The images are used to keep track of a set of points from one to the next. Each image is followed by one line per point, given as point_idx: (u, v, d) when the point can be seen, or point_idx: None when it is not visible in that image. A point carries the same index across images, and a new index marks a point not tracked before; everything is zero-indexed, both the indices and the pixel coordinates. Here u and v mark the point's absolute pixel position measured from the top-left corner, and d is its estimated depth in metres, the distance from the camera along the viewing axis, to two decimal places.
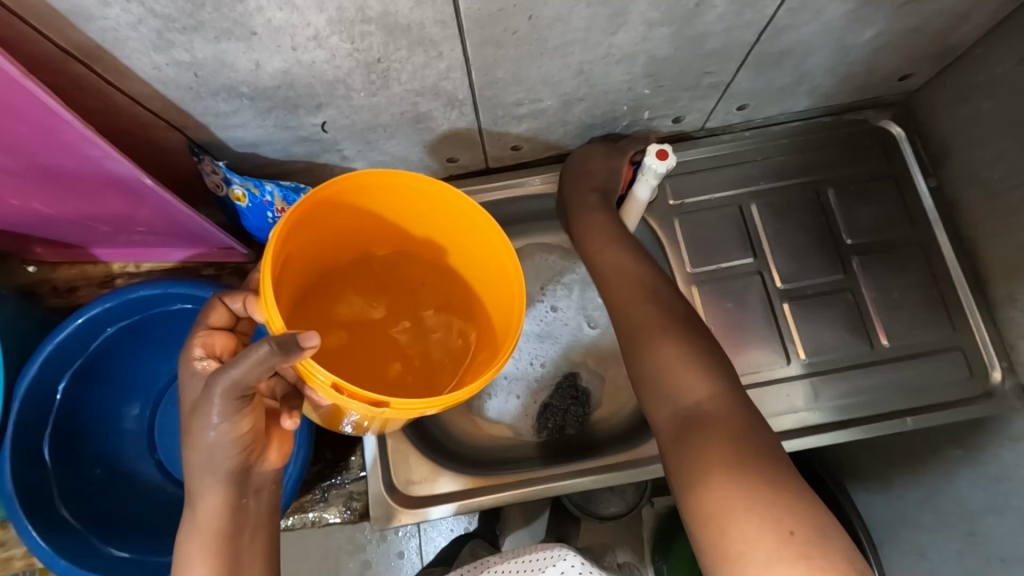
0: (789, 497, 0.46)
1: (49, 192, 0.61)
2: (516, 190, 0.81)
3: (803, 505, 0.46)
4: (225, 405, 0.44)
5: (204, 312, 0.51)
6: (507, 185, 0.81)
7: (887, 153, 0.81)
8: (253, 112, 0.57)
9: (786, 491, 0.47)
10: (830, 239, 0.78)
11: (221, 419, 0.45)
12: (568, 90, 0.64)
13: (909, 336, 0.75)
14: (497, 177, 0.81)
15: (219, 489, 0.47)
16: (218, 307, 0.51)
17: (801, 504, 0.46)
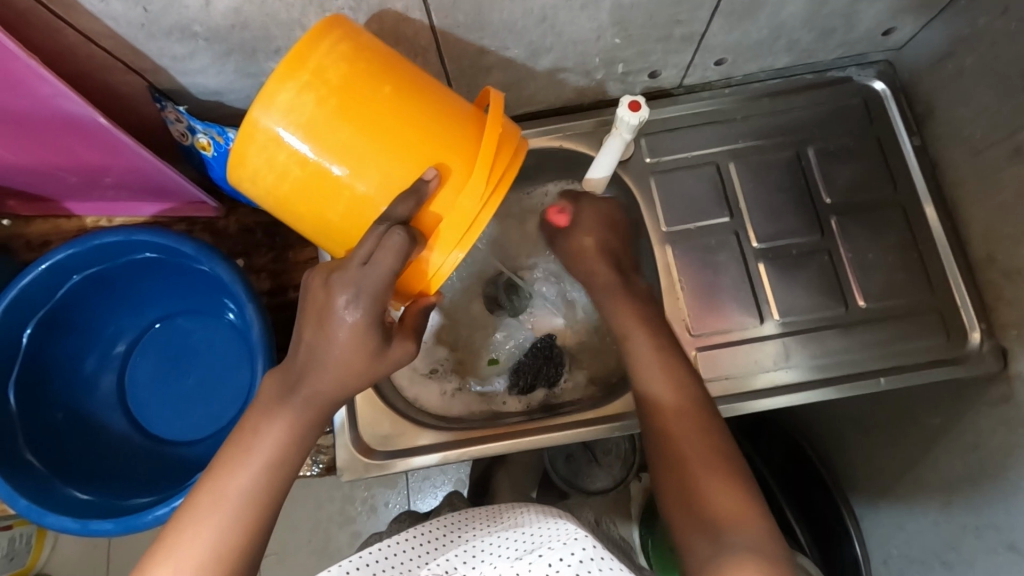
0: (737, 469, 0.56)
1: (11, 139, 0.60)
2: (532, 141, 0.80)
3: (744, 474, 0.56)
4: (400, 355, 0.52)
5: (394, 241, 0.46)
6: (521, 134, 0.80)
7: (870, 112, 0.78)
8: (210, 54, 0.57)
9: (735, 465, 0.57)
10: (808, 200, 0.76)
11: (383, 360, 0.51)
12: (534, 39, 0.63)
13: (888, 299, 0.73)
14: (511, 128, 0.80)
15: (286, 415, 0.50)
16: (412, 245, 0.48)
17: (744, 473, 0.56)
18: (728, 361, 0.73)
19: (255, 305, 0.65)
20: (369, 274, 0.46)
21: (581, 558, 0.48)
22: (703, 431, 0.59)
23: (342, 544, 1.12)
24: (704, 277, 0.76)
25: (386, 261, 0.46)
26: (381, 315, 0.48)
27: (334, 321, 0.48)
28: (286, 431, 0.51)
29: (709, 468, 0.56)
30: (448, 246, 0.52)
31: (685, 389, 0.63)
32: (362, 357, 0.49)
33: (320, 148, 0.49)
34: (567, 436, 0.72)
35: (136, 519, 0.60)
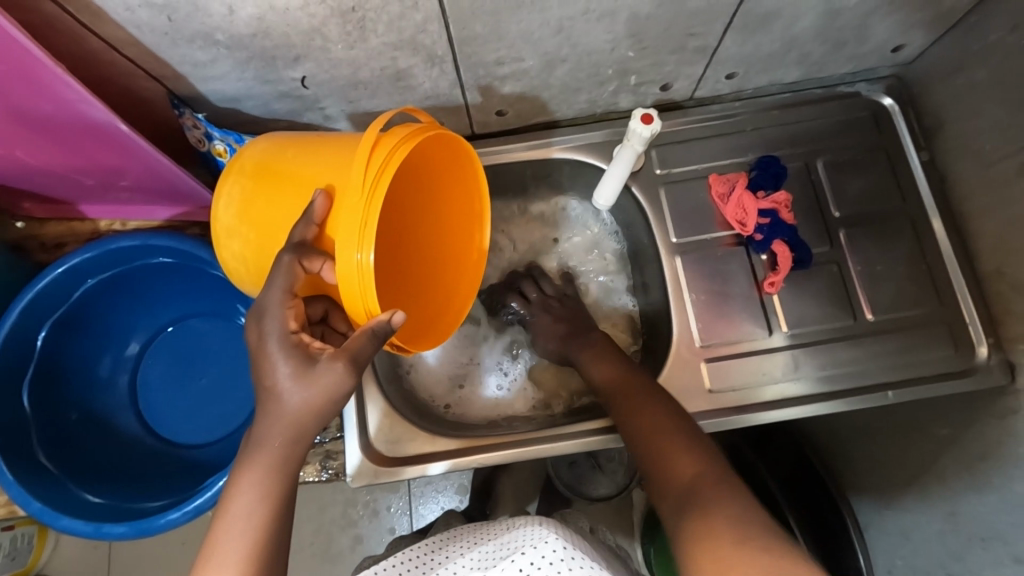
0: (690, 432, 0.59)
1: (32, 141, 0.61)
2: (531, 153, 0.81)
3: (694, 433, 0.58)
4: (327, 373, 0.49)
5: (275, 272, 0.50)
6: (518, 146, 0.80)
7: (878, 126, 0.79)
8: (230, 62, 0.57)
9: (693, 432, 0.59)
10: (818, 212, 0.77)
11: (307, 384, 0.49)
12: (550, 49, 0.63)
13: (897, 310, 0.74)
14: (515, 138, 0.81)
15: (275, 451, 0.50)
16: (295, 269, 0.50)
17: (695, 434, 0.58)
18: (736, 373, 0.73)
19: None
20: (270, 298, 0.50)
21: (552, 559, 0.48)
22: (655, 402, 0.63)
23: (344, 549, 1.11)
24: (714, 287, 0.76)
25: (278, 280, 0.50)
26: (291, 334, 0.50)
27: (265, 360, 0.50)
28: (275, 466, 0.50)
29: (675, 449, 0.57)
30: (351, 243, 0.49)
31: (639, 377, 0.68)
32: (303, 387, 0.49)
33: (251, 222, 0.56)
34: (571, 446, 0.73)
35: (150, 522, 0.61)
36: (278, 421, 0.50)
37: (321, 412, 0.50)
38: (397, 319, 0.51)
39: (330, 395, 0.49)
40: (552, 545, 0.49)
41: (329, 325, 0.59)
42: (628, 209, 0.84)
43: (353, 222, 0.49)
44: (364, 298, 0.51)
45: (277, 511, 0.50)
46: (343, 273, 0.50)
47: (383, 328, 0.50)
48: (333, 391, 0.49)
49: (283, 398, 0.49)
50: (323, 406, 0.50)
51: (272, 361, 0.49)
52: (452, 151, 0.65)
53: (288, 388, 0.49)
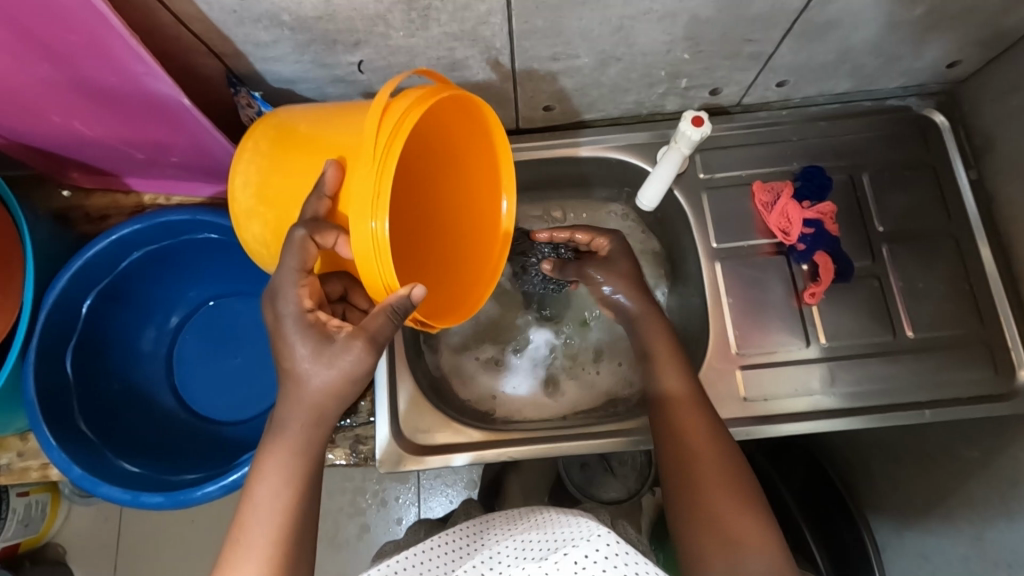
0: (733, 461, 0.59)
1: (90, 112, 0.61)
2: (554, 153, 0.81)
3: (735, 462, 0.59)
4: (342, 350, 0.50)
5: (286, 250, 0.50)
6: (542, 146, 0.81)
7: (926, 141, 0.79)
8: (291, 44, 0.58)
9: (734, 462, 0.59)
10: (861, 225, 0.76)
11: (327, 363, 0.50)
12: (605, 48, 0.63)
13: (935, 328, 0.73)
14: (542, 137, 0.81)
15: (298, 437, 0.51)
16: (307, 246, 0.50)
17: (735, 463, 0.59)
18: (772, 383, 0.73)
19: None
20: (284, 278, 0.50)
21: (606, 554, 0.48)
22: (704, 416, 0.62)
23: (350, 536, 1.12)
24: (750, 295, 0.76)
25: (290, 259, 0.49)
26: (307, 314, 0.50)
27: (283, 340, 0.50)
28: (301, 453, 0.51)
29: (722, 496, 0.56)
30: (364, 209, 0.47)
31: (693, 377, 0.66)
32: (323, 368, 0.50)
33: (270, 198, 0.57)
34: (595, 446, 0.72)
35: (187, 494, 0.61)
36: (297, 405, 0.51)
37: (344, 392, 0.51)
38: (416, 295, 0.50)
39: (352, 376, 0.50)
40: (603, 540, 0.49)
41: (349, 303, 0.60)
42: (665, 213, 0.83)
43: (366, 188, 0.47)
44: (380, 272, 0.49)
45: (305, 499, 0.51)
46: (356, 248, 0.49)
47: (405, 303, 0.49)
48: (352, 369, 0.50)
49: (304, 381, 0.50)
50: (342, 388, 0.50)
51: (291, 341, 0.50)
52: (471, 119, 0.64)
53: (307, 369, 0.50)
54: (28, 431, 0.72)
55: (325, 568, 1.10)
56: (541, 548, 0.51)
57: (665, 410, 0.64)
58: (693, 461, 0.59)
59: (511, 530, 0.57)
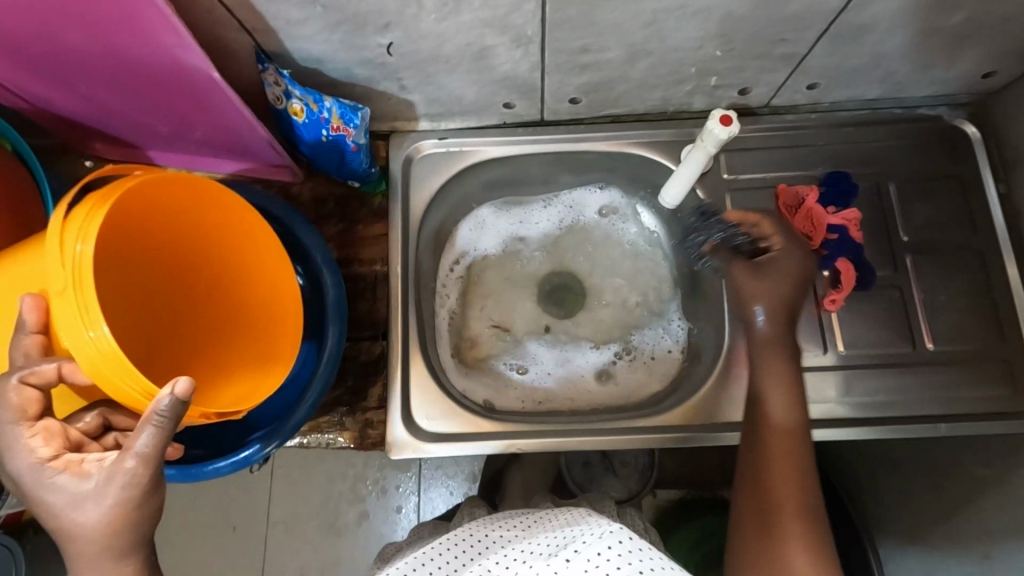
0: (809, 505, 0.55)
1: (118, 84, 0.61)
2: (573, 147, 0.81)
3: (814, 510, 0.55)
4: (103, 484, 0.42)
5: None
6: (562, 139, 0.80)
7: (955, 153, 0.77)
8: (322, 23, 0.57)
9: (813, 514, 0.54)
10: (884, 234, 0.75)
11: (96, 500, 0.42)
12: (637, 42, 0.63)
13: (955, 342, 0.72)
14: (565, 129, 0.80)
15: None
16: (24, 389, 0.44)
17: (814, 511, 0.54)
18: None
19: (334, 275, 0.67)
20: (7, 435, 0.44)
21: (617, 550, 0.47)
22: (798, 457, 0.57)
23: (349, 522, 1.12)
24: None
25: (5, 414, 0.43)
26: (47, 464, 0.43)
27: (37, 502, 0.43)
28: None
29: (799, 550, 0.52)
30: (74, 322, 0.44)
31: (800, 410, 0.60)
32: (90, 507, 0.42)
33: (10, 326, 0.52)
34: (601, 443, 0.72)
35: (197, 468, 0.62)
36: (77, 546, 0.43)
37: (133, 527, 0.43)
38: (181, 389, 0.42)
39: (122, 515, 0.43)
40: (618, 536, 0.49)
41: None
42: (686, 213, 0.83)
43: (63, 301, 0.44)
44: (130, 377, 0.45)
45: None
46: (89, 356, 0.44)
47: (170, 403, 0.42)
48: (124, 500, 0.42)
49: (76, 531, 0.43)
50: (122, 523, 0.43)
51: (46, 498, 0.42)
52: (201, 218, 0.61)
53: (73, 517, 0.42)
54: None
55: (323, 551, 1.11)
56: (547, 546, 0.51)
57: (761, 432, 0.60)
58: (765, 500, 0.55)
59: (521, 528, 0.57)
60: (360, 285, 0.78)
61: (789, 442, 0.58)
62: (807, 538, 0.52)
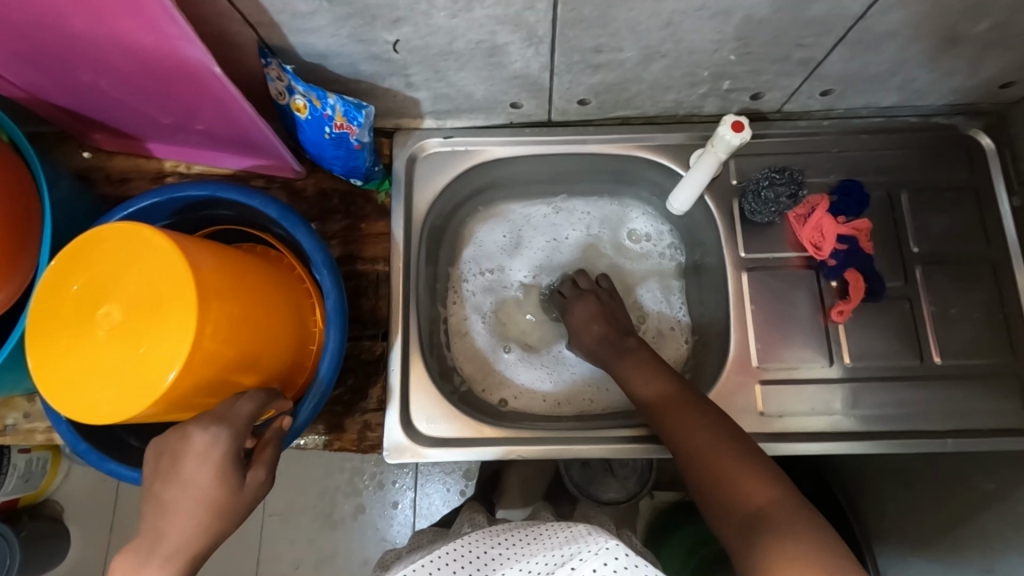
0: (722, 429, 0.58)
1: (118, 74, 0.60)
2: (579, 148, 0.79)
3: (731, 432, 0.57)
4: (253, 479, 0.50)
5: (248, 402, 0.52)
6: (568, 140, 0.79)
7: (971, 164, 0.76)
8: (330, 16, 0.56)
9: (741, 440, 0.56)
10: (895, 245, 0.74)
11: (245, 487, 0.49)
12: (651, 43, 0.61)
13: (964, 356, 0.71)
14: (572, 130, 0.79)
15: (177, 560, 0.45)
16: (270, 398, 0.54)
17: (730, 432, 0.57)
18: (790, 399, 0.71)
19: (332, 274, 0.65)
20: (228, 418, 0.49)
21: (615, 567, 0.46)
22: (699, 407, 0.61)
23: (345, 516, 1.12)
24: (776, 308, 0.74)
25: (254, 406, 0.52)
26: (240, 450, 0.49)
27: (190, 469, 0.46)
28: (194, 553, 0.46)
29: (735, 463, 0.54)
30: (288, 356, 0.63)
31: (670, 377, 0.67)
32: (240, 493, 0.48)
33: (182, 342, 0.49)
34: (601, 450, 0.71)
35: None
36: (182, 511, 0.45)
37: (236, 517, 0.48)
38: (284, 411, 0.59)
39: (239, 505, 0.48)
40: (613, 552, 0.47)
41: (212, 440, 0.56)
42: (693, 217, 0.81)
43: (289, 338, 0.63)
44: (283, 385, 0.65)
45: None
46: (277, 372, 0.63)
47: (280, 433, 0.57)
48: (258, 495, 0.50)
49: (215, 502, 0.46)
50: (243, 512, 0.49)
51: (207, 471, 0.46)
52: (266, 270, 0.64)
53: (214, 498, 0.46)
54: (36, 393, 0.72)
55: (318, 545, 1.10)
56: (545, 564, 0.50)
57: (661, 418, 0.63)
58: (685, 447, 0.58)
59: (522, 543, 0.56)
60: (361, 283, 0.76)
61: (689, 400, 0.63)
62: (739, 451, 0.55)
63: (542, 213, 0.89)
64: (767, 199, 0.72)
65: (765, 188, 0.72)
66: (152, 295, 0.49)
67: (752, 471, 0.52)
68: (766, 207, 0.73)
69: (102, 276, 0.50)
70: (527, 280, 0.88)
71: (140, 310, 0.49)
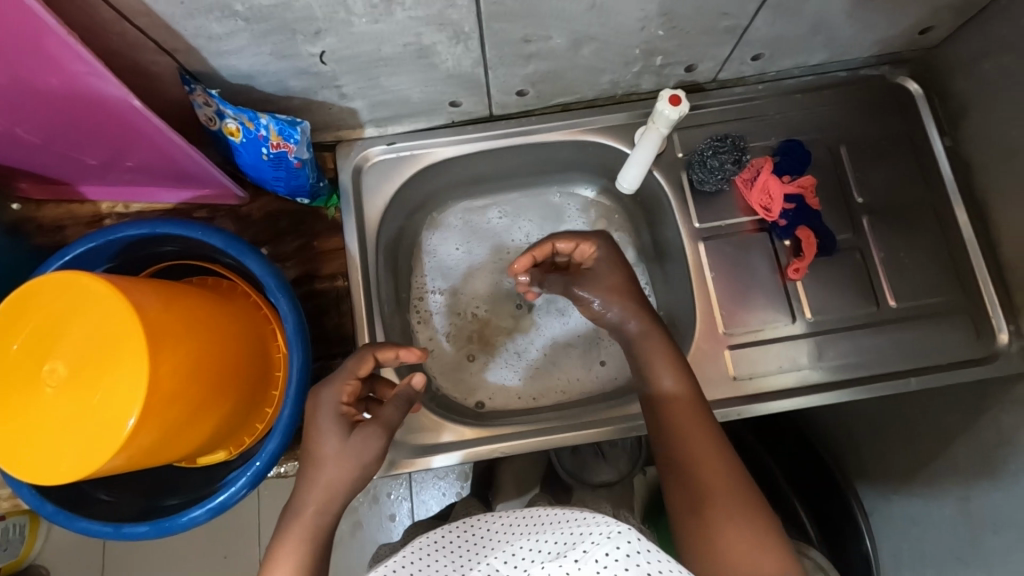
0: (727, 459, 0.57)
1: (32, 119, 0.57)
2: (523, 138, 0.79)
3: (733, 465, 0.57)
4: (361, 431, 0.58)
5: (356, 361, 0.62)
6: (511, 132, 0.78)
7: (901, 111, 0.78)
8: (248, 35, 0.54)
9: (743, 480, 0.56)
10: (841, 198, 0.76)
11: (351, 438, 0.58)
12: (579, 27, 0.61)
13: (917, 296, 0.73)
14: (515, 122, 0.78)
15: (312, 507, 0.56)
16: (368, 359, 0.61)
17: (732, 465, 0.57)
18: (759, 360, 0.73)
19: (289, 298, 0.63)
20: (331, 381, 0.61)
21: (628, 551, 0.47)
22: (705, 423, 0.60)
23: (342, 535, 1.10)
24: (736, 274, 0.75)
25: (349, 364, 0.61)
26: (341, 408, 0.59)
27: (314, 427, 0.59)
28: (315, 509, 0.56)
29: (733, 510, 0.54)
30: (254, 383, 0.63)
31: (688, 374, 0.63)
32: (346, 447, 0.57)
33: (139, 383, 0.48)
34: (583, 436, 0.71)
35: (172, 520, 0.59)
36: (318, 479, 0.57)
37: (352, 467, 0.57)
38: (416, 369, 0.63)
39: (344, 457, 0.57)
40: (625, 537, 0.47)
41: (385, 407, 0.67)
42: (645, 194, 0.82)
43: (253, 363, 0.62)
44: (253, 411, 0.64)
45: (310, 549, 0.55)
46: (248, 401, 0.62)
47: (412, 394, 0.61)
48: (371, 449, 0.58)
49: (323, 455, 0.57)
50: (354, 465, 0.57)
51: (320, 430, 0.58)
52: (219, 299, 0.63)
53: (329, 451, 0.57)
54: None
55: None
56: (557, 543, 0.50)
57: (667, 420, 0.61)
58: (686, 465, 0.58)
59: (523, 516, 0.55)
60: (323, 302, 0.76)
61: (698, 410, 0.61)
62: (740, 496, 0.55)
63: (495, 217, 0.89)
64: (714, 169, 0.75)
65: (709, 157, 0.75)
66: (104, 343, 0.47)
67: (749, 525, 0.53)
68: (714, 176, 0.75)
69: (46, 330, 0.48)
70: (489, 280, 0.87)
71: (87, 365, 0.47)
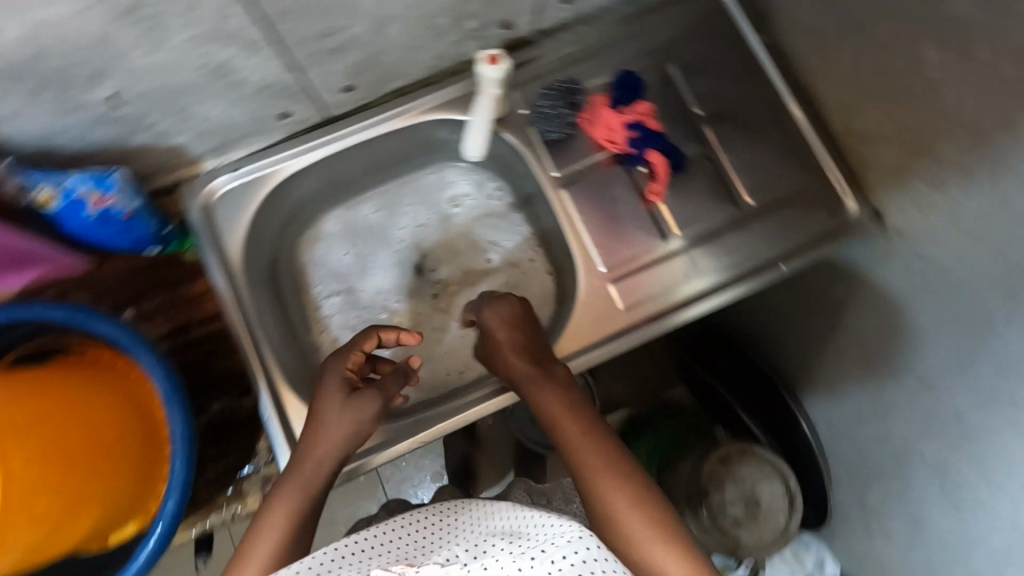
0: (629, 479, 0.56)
1: None
2: (364, 134, 0.77)
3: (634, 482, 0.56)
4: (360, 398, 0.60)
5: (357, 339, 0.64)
6: (353, 130, 0.77)
7: (716, 20, 0.82)
8: (21, 95, 0.52)
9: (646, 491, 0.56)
10: (680, 113, 0.79)
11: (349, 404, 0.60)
12: (374, 10, 0.61)
13: (769, 188, 0.77)
14: (355, 118, 0.77)
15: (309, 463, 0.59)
16: (370, 335, 0.64)
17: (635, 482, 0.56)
18: (644, 285, 0.75)
19: (152, 353, 0.61)
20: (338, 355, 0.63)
21: (583, 557, 0.46)
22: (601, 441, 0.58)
23: None
24: (603, 210, 0.77)
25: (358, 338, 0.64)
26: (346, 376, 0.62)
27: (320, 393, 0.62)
28: (302, 481, 0.58)
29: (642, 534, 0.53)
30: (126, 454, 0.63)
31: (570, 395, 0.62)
32: (346, 409, 0.60)
33: None
34: (498, 401, 0.71)
35: None
36: (317, 437, 0.59)
37: (349, 428, 0.59)
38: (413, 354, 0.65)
39: (343, 419, 0.59)
40: (584, 542, 0.46)
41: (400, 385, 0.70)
42: (503, 157, 0.83)
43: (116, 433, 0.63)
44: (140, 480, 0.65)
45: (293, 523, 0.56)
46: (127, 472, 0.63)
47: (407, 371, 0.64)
48: (365, 415, 0.60)
49: (324, 418, 0.60)
50: (352, 425, 0.59)
51: (324, 391, 0.61)
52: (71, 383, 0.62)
53: (329, 410, 0.60)
54: None
55: None
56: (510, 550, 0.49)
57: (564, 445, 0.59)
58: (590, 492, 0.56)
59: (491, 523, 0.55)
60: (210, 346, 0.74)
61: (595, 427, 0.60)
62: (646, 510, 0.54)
63: (368, 212, 0.87)
64: (555, 118, 0.77)
65: (546, 107, 0.77)
66: None
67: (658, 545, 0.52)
68: (558, 123, 0.77)
69: None
70: (378, 274, 0.86)
71: None
